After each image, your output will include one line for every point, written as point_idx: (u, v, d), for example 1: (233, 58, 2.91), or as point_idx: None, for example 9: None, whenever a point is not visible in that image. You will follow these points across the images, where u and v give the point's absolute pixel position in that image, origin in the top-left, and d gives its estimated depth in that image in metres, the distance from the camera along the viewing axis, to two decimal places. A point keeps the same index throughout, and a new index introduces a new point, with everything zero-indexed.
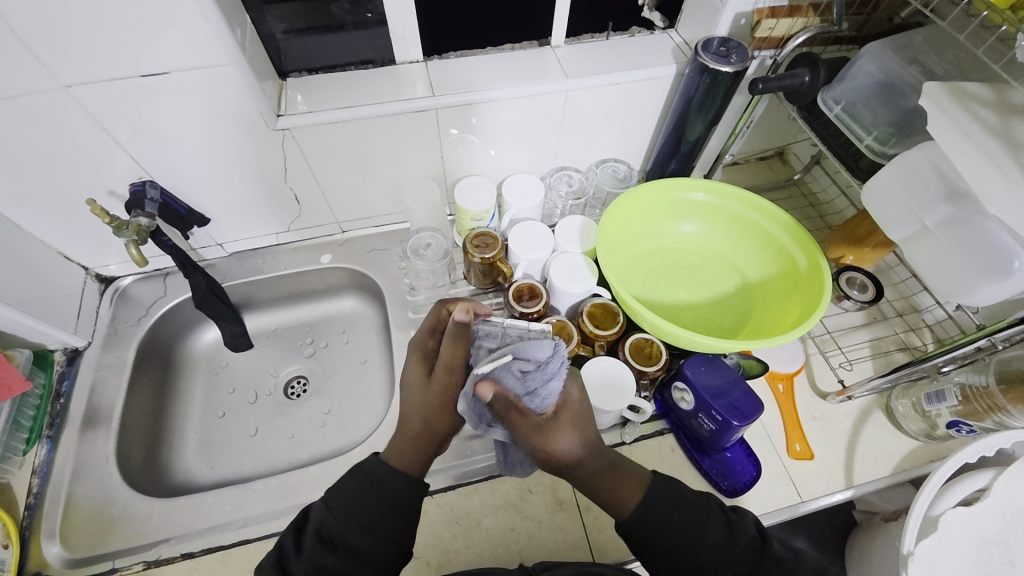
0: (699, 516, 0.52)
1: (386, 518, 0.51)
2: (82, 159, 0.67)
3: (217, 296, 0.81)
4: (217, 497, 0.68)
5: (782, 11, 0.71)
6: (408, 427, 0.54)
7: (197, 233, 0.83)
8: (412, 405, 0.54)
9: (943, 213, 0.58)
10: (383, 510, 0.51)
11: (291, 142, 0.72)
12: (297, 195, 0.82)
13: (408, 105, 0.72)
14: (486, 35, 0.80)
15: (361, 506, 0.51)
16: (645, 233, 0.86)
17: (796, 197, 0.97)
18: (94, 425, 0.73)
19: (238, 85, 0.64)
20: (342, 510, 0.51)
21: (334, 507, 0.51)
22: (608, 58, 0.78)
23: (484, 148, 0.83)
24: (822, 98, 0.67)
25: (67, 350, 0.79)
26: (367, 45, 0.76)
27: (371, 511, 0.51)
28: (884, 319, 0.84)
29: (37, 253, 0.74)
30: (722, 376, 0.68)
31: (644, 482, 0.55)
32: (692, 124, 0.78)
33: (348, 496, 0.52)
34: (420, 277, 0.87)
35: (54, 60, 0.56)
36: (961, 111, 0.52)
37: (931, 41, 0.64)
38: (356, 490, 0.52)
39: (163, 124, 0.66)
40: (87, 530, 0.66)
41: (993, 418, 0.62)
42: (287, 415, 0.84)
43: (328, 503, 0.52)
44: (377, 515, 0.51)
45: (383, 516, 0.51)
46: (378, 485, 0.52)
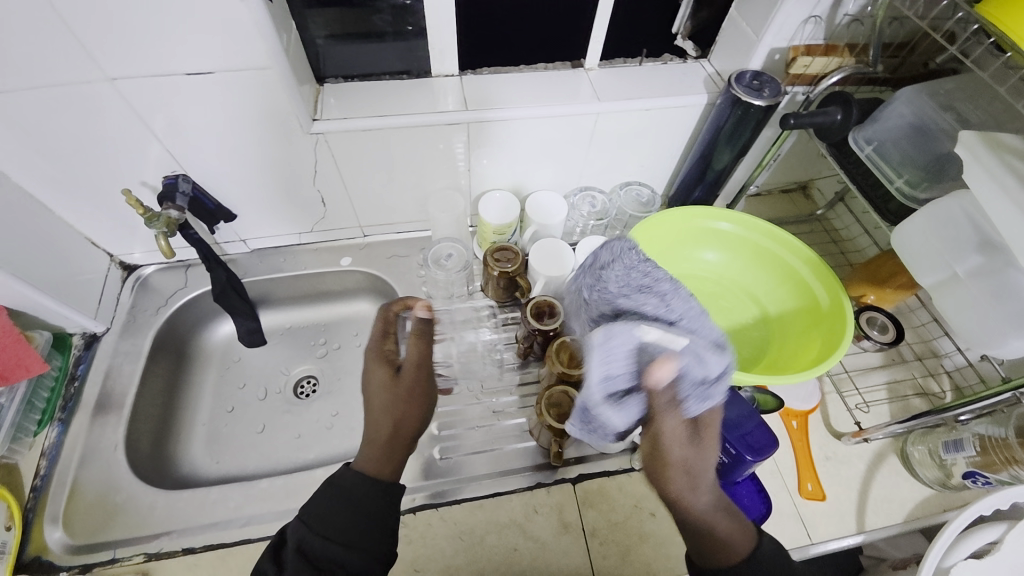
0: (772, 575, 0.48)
1: (358, 526, 0.51)
2: (120, 148, 0.68)
3: (235, 292, 0.82)
4: (221, 493, 0.68)
5: (818, 49, 0.71)
6: (377, 428, 0.56)
7: (221, 228, 0.84)
8: (378, 407, 0.57)
9: (974, 263, 0.58)
10: (355, 516, 0.51)
11: (323, 145, 0.73)
12: (323, 198, 0.83)
13: (440, 117, 0.73)
14: (521, 53, 0.81)
15: (337, 519, 0.51)
16: (665, 258, 0.85)
17: (818, 232, 0.96)
18: (105, 411, 0.73)
19: (278, 88, 0.65)
20: (317, 526, 0.50)
21: (308, 523, 0.50)
22: (640, 82, 0.79)
23: (511, 164, 0.84)
24: (853, 138, 0.67)
25: (85, 335, 0.79)
26: (404, 56, 0.77)
27: (346, 525, 0.50)
28: (903, 361, 0.83)
29: (66, 237, 0.75)
30: (737, 409, 0.67)
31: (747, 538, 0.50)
32: (719, 153, 0.78)
33: (322, 513, 0.51)
34: (438, 286, 0.87)
35: (104, 53, 0.57)
36: (997, 161, 0.52)
37: (964, 91, 0.64)
38: (324, 499, 0.52)
39: (201, 121, 0.67)
40: (90, 517, 0.65)
41: (1008, 470, 0.61)
42: (295, 415, 0.84)
43: (304, 521, 0.51)
44: (353, 525, 0.50)
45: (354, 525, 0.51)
46: (348, 497, 0.52)
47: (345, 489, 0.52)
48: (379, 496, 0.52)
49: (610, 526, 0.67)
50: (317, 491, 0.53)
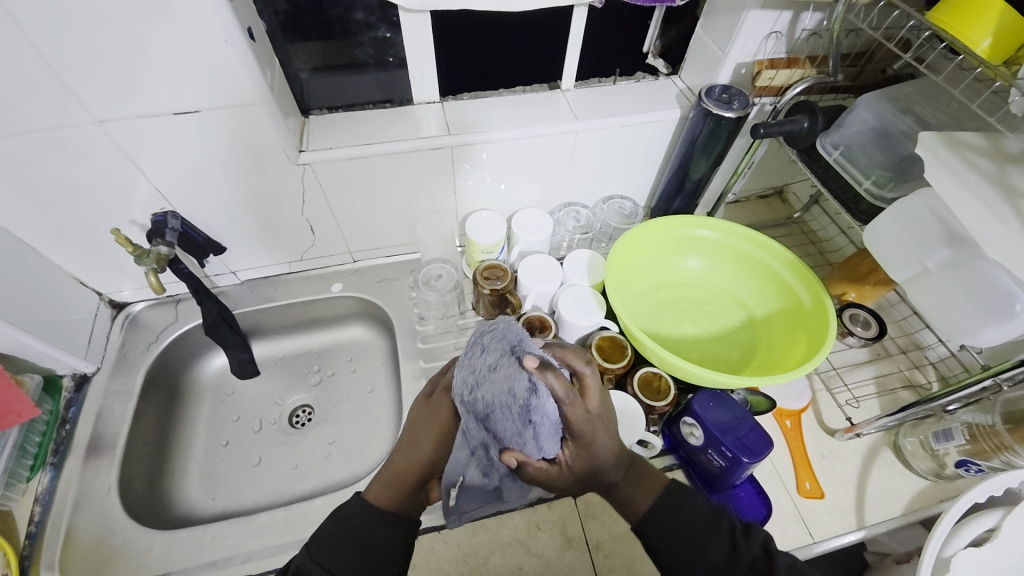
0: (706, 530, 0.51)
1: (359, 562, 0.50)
2: (109, 188, 0.69)
3: (227, 324, 0.82)
4: (219, 530, 0.67)
5: (781, 62, 0.75)
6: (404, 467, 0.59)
7: (211, 262, 0.85)
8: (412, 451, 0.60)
9: (943, 257, 0.60)
10: (359, 550, 0.51)
11: (311, 175, 0.75)
12: (312, 225, 0.84)
13: (424, 142, 0.75)
14: (499, 77, 0.84)
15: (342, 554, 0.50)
16: (651, 267, 0.87)
17: (797, 234, 0.99)
18: (98, 452, 0.72)
19: (265, 123, 0.66)
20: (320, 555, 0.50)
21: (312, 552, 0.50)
22: (615, 100, 0.82)
23: (495, 184, 0.86)
24: (821, 143, 0.70)
25: (76, 376, 0.79)
26: (387, 86, 0.80)
27: (348, 560, 0.50)
28: (888, 355, 0.85)
29: (54, 279, 0.75)
30: (730, 412, 0.68)
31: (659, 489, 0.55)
32: (696, 163, 0.81)
33: (327, 543, 0.51)
34: (430, 307, 0.88)
35: (93, 98, 0.59)
36: (957, 160, 0.55)
37: (923, 93, 0.67)
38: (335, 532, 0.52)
39: (188, 157, 0.68)
40: (85, 563, 0.64)
41: (1000, 457, 0.62)
42: (291, 445, 0.83)
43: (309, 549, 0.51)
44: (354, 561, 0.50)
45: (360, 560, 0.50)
46: (354, 532, 0.52)
47: (354, 523, 0.53)
48: (387, 535, 0.53)
49: (614, 538, 0.67)
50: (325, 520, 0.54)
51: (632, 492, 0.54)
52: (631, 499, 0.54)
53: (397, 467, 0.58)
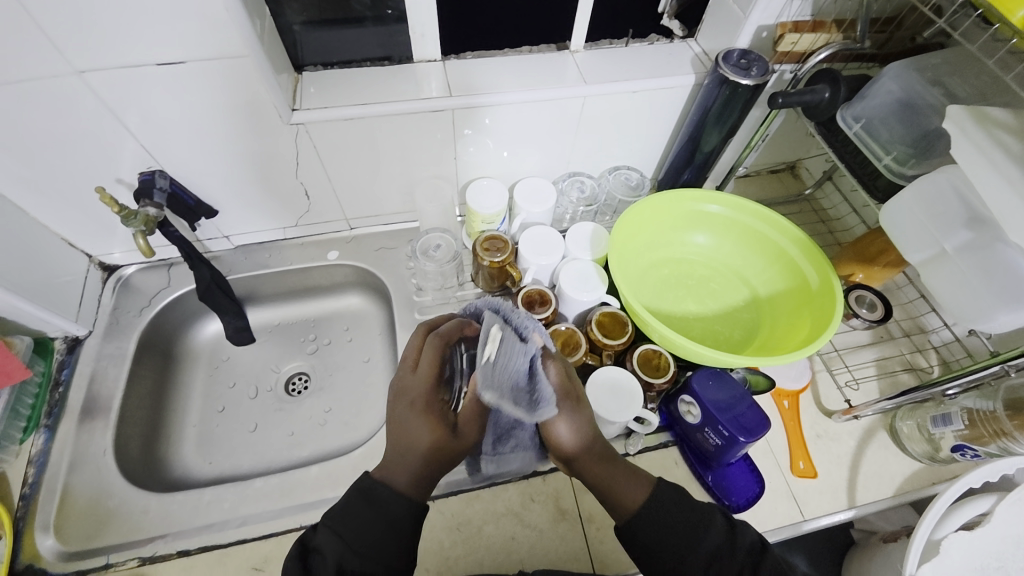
0: (699, 522, 0.52)
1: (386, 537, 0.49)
2: (91, 145, 0.66)
3: (221, 289, 0.80)
4: (215, 494, 0.67)
5: (805, 26, 0.71)
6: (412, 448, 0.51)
7: (203, 225, 0.82)
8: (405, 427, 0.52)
9: (963, 239, 0.58)
10: (387, 532, 0.49)
11: (304, 137, 0.71)
12: (307, 189, 0.81)
13: (424, 104, 0.71)
14: (505, 36, 0.79)
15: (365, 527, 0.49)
16: (656, 242, 0.85)
17: (807, 212, 0.97)
18: (92, 415, 0.72)
19: (255, 79, 0.63)
20: (340, 528, 0.49)
21: (333, 526, 0.49)
22: (627, 63, 0.78)
23: (498, 151, 0.82)
24: (842, 115, 0.67)
25: (67, 339, 0.78)
26: (385, 42, 0.75)
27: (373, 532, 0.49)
28: (891, 338, 0.84)
29: (41, 239, 0.73)
30: (729, 391, 0.67)
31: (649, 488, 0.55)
32: (708, 134, 0.78)
33: (347, 517, 0.50)
34: (428, 277, 0.86)
35: (68, 45, 0.55)
36: (985, 137, 0.52)
37: (953, 64, 0.63)
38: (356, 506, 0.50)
39: (174, 114, 0.65)
40: (83, 523, 0.65)
41: (999, 443, 0.62)
42: (287, 412, 0.83)
43: (330, 522, 0.50)
44: (375, 538, 0.49)
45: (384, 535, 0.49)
46: (376, 508, 0.50)
47: (375, 498, 0.51)
48: (406, 514, 0.50)
49: (607, 511, 0.68)
50: (347, 493, 0.52)
51: (618, 487, 0.54)
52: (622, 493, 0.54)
53: (405, 457, 0.51)
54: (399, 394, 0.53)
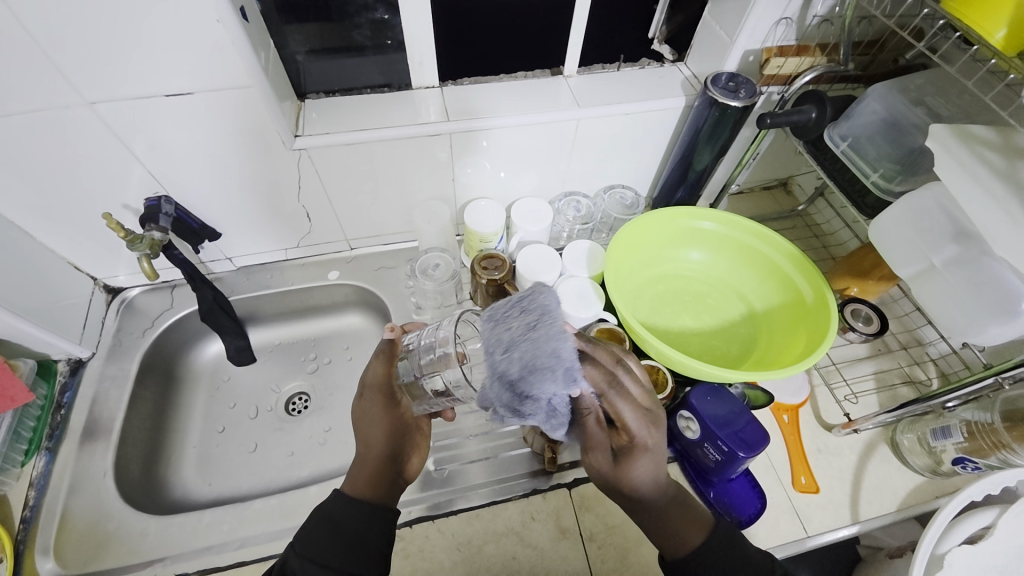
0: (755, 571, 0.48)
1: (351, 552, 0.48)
2: (99, 171, 0.68)
3: (223, 309, 0.81)
4: (215, 516, 0.67)
5: (790, 50, 0.73)
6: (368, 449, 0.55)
7: (207, 247, 0.84)
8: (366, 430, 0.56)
9: (950, 253, 0.59)
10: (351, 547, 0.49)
11: (307, 161, 0.73)
12: (308, 211, 0.83)
13: (422, 128, 0.73)
14: (500, 63, 0.82)
15: (327, 545, 0.48)
16: (652, 259, 0.86)
17: (800, 227, 0.98)
18: (94, 437, 0.72)
19: (260, 106, 0.65)
20: (303, 550, 0.48)
21: (297, 548, 0.48)
22: (619, 87, 0.80)
23: (495, 172, 0.84)
24: (829, 134, 0.68)
25: (71, 361, 0.78)
26: (385, 70, 0.78)
27: (333, 548, 0.48)
28: (888, 351, 0.85)
29: (48, 263, 0.74)
30: (728, 406, 0.67)
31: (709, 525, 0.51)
32: (700, 154, 0.80)
33: (309, 538, 0.49)
34: (427, 296, 0.87)
35: (81, 78, 0.57)
36: (968, 153, 0.53)
37: (936, 84, 0.65)
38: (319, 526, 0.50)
39: (180, 141, 0.67)
40: (81, 546, 0.64)
41: (998, 455, 0.62)
42: (288, 432, 0.83)
43: (295, 545, 0.49)
44: (341, 552, 0.48)
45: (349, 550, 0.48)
46: (338, 524, 0.50)
47: (336, 516, 0.50)
48: (370, 523, 0.50)
49: (608, 530, 0.67)
50: (308, 517, 0.51)
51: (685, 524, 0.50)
52: (681, 534, 0.50)
53: (360, 463, 0.55)
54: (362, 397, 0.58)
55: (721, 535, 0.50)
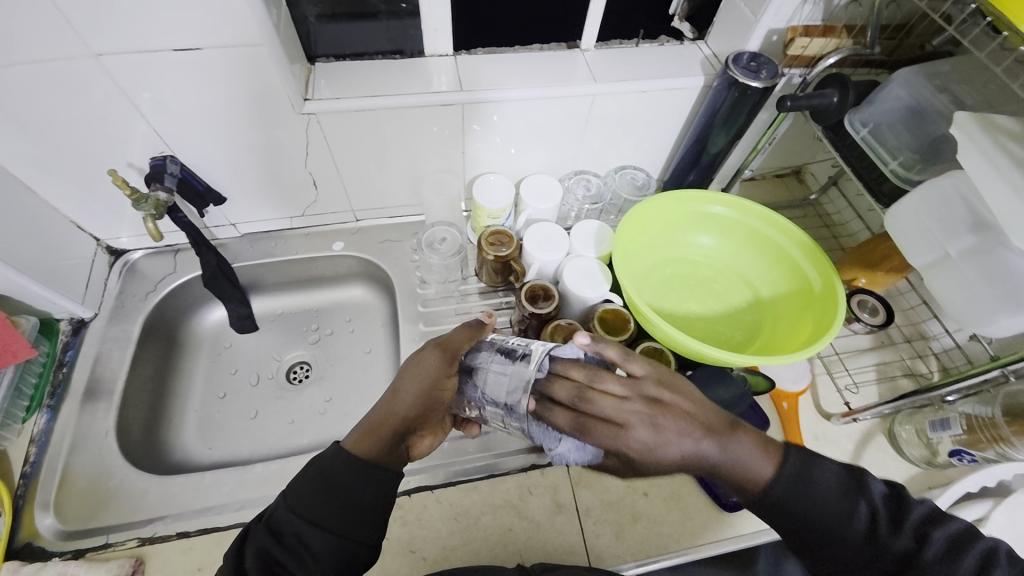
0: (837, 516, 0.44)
1: (342, 518, 0.47)
2: (104, 128, 0.66)
3: (226, 277, 0.81)
4: (215, 478, 0.68)
5: (817, 31, 0.71)
6: (398, 405, 0.52)
7: (211, 212, 0.83)
8: (407, 384, 0.53)
9: (966, 243, 0.58)
10: (342, 512, 0.47)
11: (315, 126, 0.72)
12: (315, 180, 0.82)
13: (434, 98, 0.72)
14: (516, 34, 0.79)
15: (320, 504, 0.47)
16: (659, 242, 0.85)
17: (811, 216, 0.97)
18: (95, 397, 0.72)
19: (268, 67, 0.63)
20: (293, 499, 0.48)
21: (287, 498, 0.48)
22: (636, 64, 0.78)
23: (505, 147, 0.83)
24: (849, 119, 0.67)
25: (73, 321, 0.78)
26: (397, 35, 0.76)
27: (326, 508, 0.47)
28: (892, 344, 0.84)
29: (50, 221, 0.73)
30: (730, 391, 0.69)
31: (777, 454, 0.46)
32: (714, 137, 0.78)
33: (306, 492, 0.48)
34: (432, 271, 0.87)
35: (85, 28, 0.55)
36: (991, 142, 0.52)
37: (961, 71, 0.63)
38: (315, 484, 0.48)
39: (184, 100, 0.65)
40: (83, 502, 0.65)
41: (996, 448, 0.62)
42: (289, 400, 0.83)
43: (288, 494, 0.49)
44: (332, 515, 0.47)
45: (340, 515, 0.47)
46: (328, 481, 0.48)
47: (326, 471, 0.48)
48: (366, 489, 0.48)
49: (604, 506, 0.68)
50: (306, 466, 0.50)
51: (743, 468, 0.45)
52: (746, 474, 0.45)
53: (376, 415, 0.52)
54: (431, 351, 0.54)
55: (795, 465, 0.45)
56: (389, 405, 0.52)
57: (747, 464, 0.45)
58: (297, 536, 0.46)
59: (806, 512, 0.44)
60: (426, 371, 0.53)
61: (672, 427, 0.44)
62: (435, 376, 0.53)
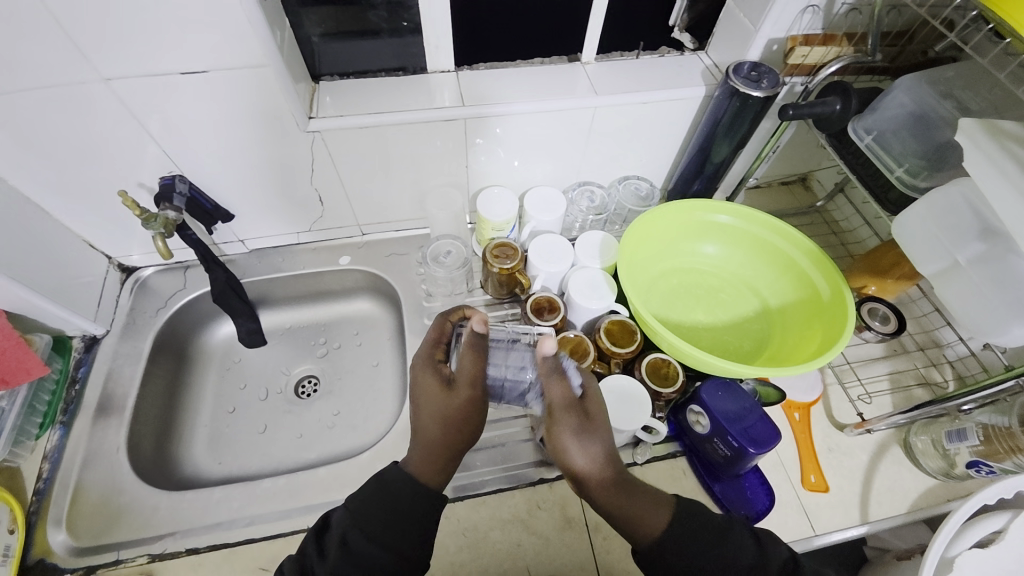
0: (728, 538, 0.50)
1: (407, 529, 0.50)
2: (116, 149, 0.68)
3: (235, 292, 0.82)
4: (224, 493, 0.68)
5: (816, 39, 0.71)
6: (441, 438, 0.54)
7: (220, 229, 0.84)
8: (439, 419, 0.54)
9: (976, 250, 0.57)
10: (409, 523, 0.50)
11: (320, 143, 0.73)
12: (321, 196, 0.83)
13: (436, 113, 0.73)
14: (516, 49, 0.80)
15: (386, 516, 0.50)
16: (664, 252, 0.85)
17: (818, 223, 0.96)
18: (107, 413, 0.73)
19: (274, 87, 0.65)
20: (359, 512, 0.50)
21: (352, 513, 0.50)
22: (637, 76, 0.78)
23: (508, 160, 0.83)
24: (853, 127, 0.67)
25: (85, 338, 0.79)
26: (400, 53, 0.77)
27: (392, 520, 0.50)
28: (905, 352, 0.83)
29: (64, 241, 0.75)
30: (738, 403, 0.67)
31: (667, 505, 0.52)
32: (718, 146, 0.78)
33: (368, 508, 0.50)
34: (438, 284, 0.87)
35: (98, 55, 0.57)
36: (997, 148, 0.52)
37: (963, 79, 0.63)
38: (377, 499, 0.51)
39: (193, 121, 0.67)
40: (94, 519, 0.66)
41: (1013, 459, 0.60)
42: (296, 414, 0.84)
43: (348, 511, 0.51)
44: (401, 526, 0.50)
45: (406, 527, 0.50)
46: (394, 497, 0.51)
47: (393, 485, 0.52)
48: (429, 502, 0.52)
49: None
50: (364, 484, 0.53)
51: (632, 514, 0.50)
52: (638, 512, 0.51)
53: (430, 447, 0.54)
54: (464, 385, 0.56)
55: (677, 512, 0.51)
56: (435, 439, 0.55)
57: (643, 520, 0.50)
58: (362, 545, 0.48)
59: (690, 558, 0.49)
60: (460, 405, 0.55)
61: (606, 439, 0.53)
62: (467, 388, 0.55)
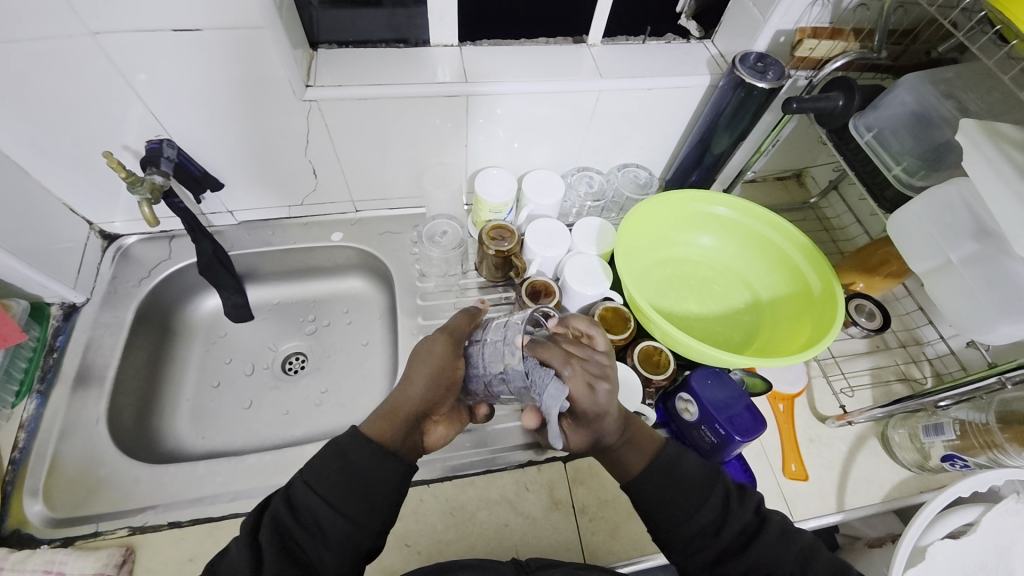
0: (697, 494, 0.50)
1: (365, 504, 0.47)
2: (100, 109, 0.65)
3: (222, 265, 0.79)
4: (208, 468, 0.67)
5: (824, 33, 0.71)
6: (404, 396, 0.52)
7: (208, 198, 0.82)
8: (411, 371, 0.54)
9: (969, 250, 0.59)
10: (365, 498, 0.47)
11: (317, 114, 0.71)
12: (315, 168, 0.81)
13: (438, 88, 0.71)
14: (521, 27, 0.79)
15: (342, 486, 0.47)
16: (660, 241, 0.85)
17: (811, 220, 0.97)
18: (86, 384, 0.71)
19: (271, 51, 0.62)
20: (319, 485, 0.46)
21: (308, 478, 0.47)
22: (643, 61, 0.77)
23: (508, 141, 0.82)
24: (854, 124, 0.67)
25: (64, 305, 0.77)
26: (401, 24, 0.74)
27: (347, 492, 0.46)
28: (887, 348, 0.85)
29: (43, 203, 0.72)
30: (727, 391, 0.68)
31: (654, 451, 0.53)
32: (718, 137, 0.78)
33: (325, 474, 0.47)
34: (432, 264, 0.86)
35: (84, 6, 0.54)
36: (994, 150, 0.52)
37: (963, 79, 0.64)
38: (337, 466, 0.47)
39: (184, 83, 0.64)
40: (72, 490, 0.64)
41: (988, 454, 0.63)
42: (283, 391, 0.83)
43: (304, 474, 0.48)
44: (357, 500, 0.46)
45: (363, 502, 0.47)
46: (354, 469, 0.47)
47: (354, 462, 0.48)
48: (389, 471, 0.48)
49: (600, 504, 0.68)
50: (326, 445, 0.49)
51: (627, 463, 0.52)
52: (624, 462, 0.52)
53: (393, 402, 0.52)
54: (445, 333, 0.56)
55: (663, 456, 0.52)
56: (402, 395, 0.52)
57: (628, 461, 0.52)
58: (313, 515, 0.45)
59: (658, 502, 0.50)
60: (436, 358, 0.54)
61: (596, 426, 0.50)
62: (450, 358, 0.55)
